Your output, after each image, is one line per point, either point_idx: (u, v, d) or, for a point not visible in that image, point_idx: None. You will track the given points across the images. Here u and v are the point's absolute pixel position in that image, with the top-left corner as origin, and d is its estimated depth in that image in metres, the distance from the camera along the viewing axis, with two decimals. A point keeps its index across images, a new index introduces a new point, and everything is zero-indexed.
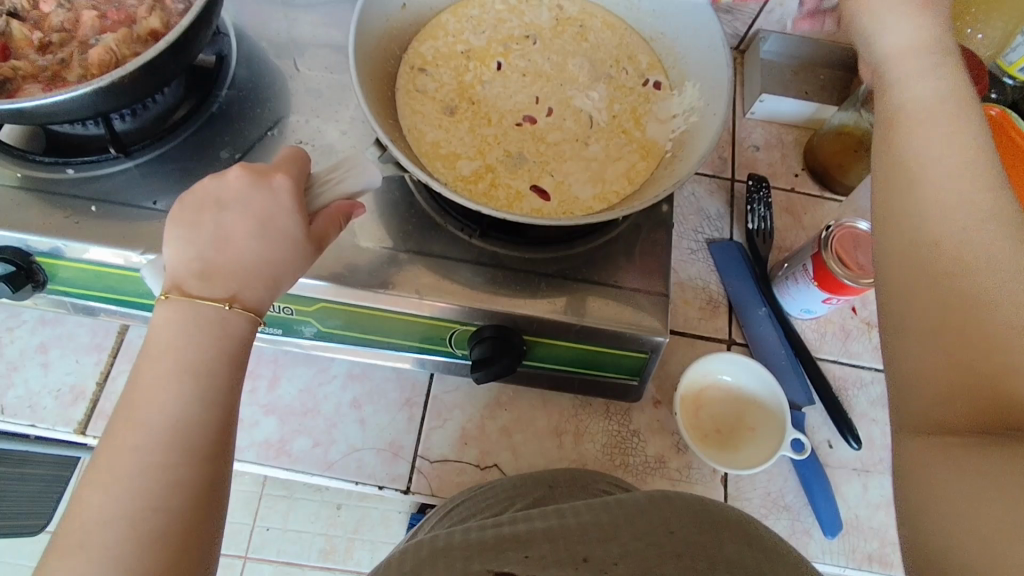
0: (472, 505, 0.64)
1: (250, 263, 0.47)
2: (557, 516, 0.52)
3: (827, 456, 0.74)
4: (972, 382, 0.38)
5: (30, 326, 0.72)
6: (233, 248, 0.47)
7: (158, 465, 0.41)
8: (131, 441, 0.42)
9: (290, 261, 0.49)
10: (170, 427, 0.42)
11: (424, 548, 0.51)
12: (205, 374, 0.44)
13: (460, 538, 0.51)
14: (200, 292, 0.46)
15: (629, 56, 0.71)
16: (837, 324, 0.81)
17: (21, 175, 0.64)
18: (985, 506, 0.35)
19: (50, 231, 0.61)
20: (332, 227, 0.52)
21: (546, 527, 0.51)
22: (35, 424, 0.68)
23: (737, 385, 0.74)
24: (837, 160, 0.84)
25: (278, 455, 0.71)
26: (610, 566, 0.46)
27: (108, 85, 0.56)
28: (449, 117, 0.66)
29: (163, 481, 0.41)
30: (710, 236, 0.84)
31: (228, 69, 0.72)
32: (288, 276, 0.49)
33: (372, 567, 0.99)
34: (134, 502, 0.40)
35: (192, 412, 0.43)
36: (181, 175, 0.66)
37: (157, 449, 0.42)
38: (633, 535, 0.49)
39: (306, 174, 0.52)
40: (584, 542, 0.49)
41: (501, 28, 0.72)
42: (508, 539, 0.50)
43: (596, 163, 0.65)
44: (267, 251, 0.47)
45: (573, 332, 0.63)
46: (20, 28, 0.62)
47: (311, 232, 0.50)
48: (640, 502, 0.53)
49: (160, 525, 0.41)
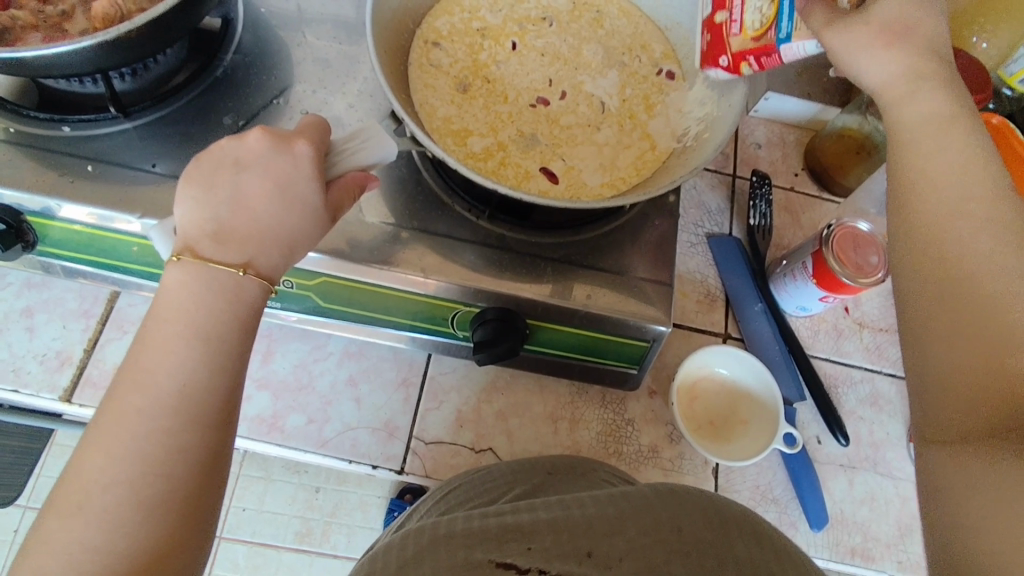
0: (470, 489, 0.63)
1: (266, 229, 0.46)
2: (562, 507, 0.52)
3: (816, 451, 0.75)
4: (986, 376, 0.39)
5: (15, 289, 0.70)
6: (248, 212, 0.45)
7: (163, 431, 0.40)
8: (136, 405, 0.40)
9: (305, 232, 0.47)
10: (177, 393, 0.41)
11: (426, 533, 0.50)
12: (214, 340, 0.43)
13: (462, 526, 0.50)
14: (213, 256, 0.45)
15: (643, 45, 0.71)
16: (830, 323, 0.82)
17: (13, 130, 0.61)
18: (996, 504, 0.36)
19: (43, 189, 0.59)
20: (346, 199, 0.51)
21: (549, 518, 0.50)
22: (18, 389, 0.66)
23: (732, 378, 0.75)
24: (837, 161, 0.86)
25: (270, 431, 0.69)
26: (614, 563, 0.47)
27: (114, 39, 0.54)
28: (461, 94, 0.65)
29: (167, 447, 0.40)
30: (709, 231, 0.85)
31: (233, 34, 0.70)
32: (303, 245, 0.48)
33: (348, 552, 0.98)
34: (137, 468, 0.39)
35: (200, 377, 0.42)
36: (182, 139, 0.64)
37: (163, 414, 0.41)
38: (639, 529, 0.49)
39: (325, 142, 0.51)
40: (588, 535, 0.48)
41: (518, 8, 0.72)
42: (512, 528, 0.49)
43: (607, 148, 0.64)
44: (283, 218, 0.46)
45: (577, 318, 0.63)
46: None
47: (327, 202, 0.49)
48: (645, 496, 0.53)
49: (163, 493, 0.39)
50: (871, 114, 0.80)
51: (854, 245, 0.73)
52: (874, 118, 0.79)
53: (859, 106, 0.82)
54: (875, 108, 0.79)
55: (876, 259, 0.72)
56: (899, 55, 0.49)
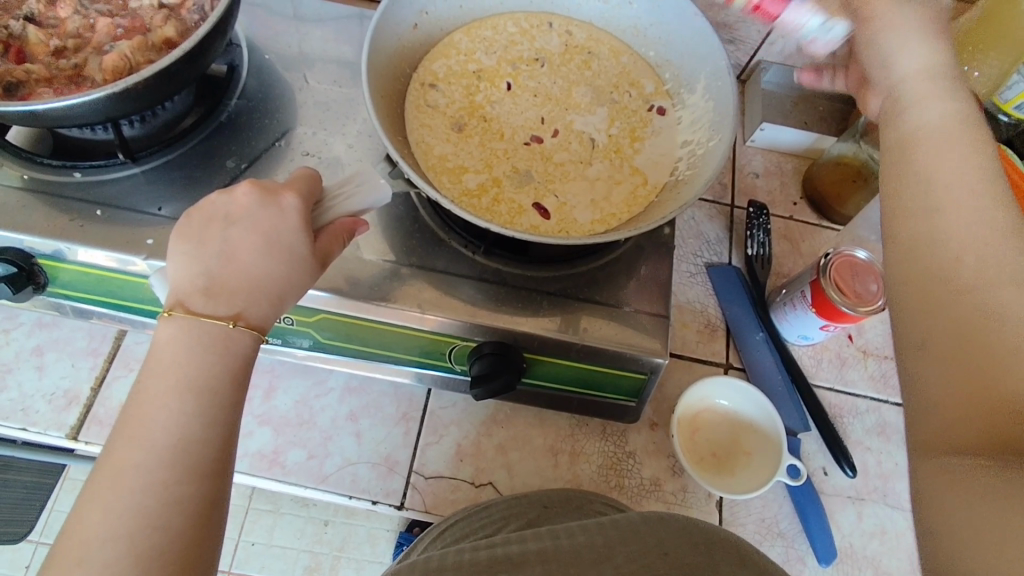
0: (468, 524, 0.63)
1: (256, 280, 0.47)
2: (551, 538, 0.52)
3: (822, 483, 0.74)
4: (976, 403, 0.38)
5: (27, 329, 0.72)
6: (239, 264, 0.47)
7: (157, 484, 0.41)
8: (130, 459, 0.41)
9: (296, 279, 0.49)
10: (170, 446, 0.42)
11: (418, 567, 0.50)
12: (209, 391, 0.44)
13: (454, 559, 0.50)
14: (205, 310, 0.46)
15: (632, 81, 0.73)
16: (833, 351, 0.81)
17: (27, 177, 0.64)
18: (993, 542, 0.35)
19: (54, 234, 0.61)
20: (336, 244, 0.53)
21: (539, 549, 0.50)
22: (26, 428, 0.67)
23: (733, 410, 0.74)
24: (834, 189, 0.86)
25: (271, 466, 0.70)
26: None
27: (121, 91, 0.57)
28: (457, 133, 0.67)
29: (161, 500, 0.41)
30: (709, 260, 0.85)
31: (238, 79, 0.73)
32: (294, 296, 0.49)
33: None
34: (131, 521, 0.40)
35: (195, 427, 0.43)
36: (187, 182, 0.66)
37: (159, 466, 0.41)
38: (626, 555, 0.49)
39: (317, 191, 0.54)
40: (577, 563, 0.48)
41: (512, 49, 0.74)
42: (502, 560, 0.49)
43: (599, 183, 0.65)
44: (273, 268, 0.48)
45: (573, 352, 0.63)
46: (36, 32, 0.62)
47: (316, 249, 0.50)
48: (635, 524, 0.53)
49: (157, 546, 0.40)
50: (866, 142, 0.81)
51: (852, 273, 0.73)
52: (869, 146, 0.81)
53: (854, 134, 0.83)
54: (869, 136, 0.80)
55: (876, 287, 0.72)
56: (889, 73, 0.48)
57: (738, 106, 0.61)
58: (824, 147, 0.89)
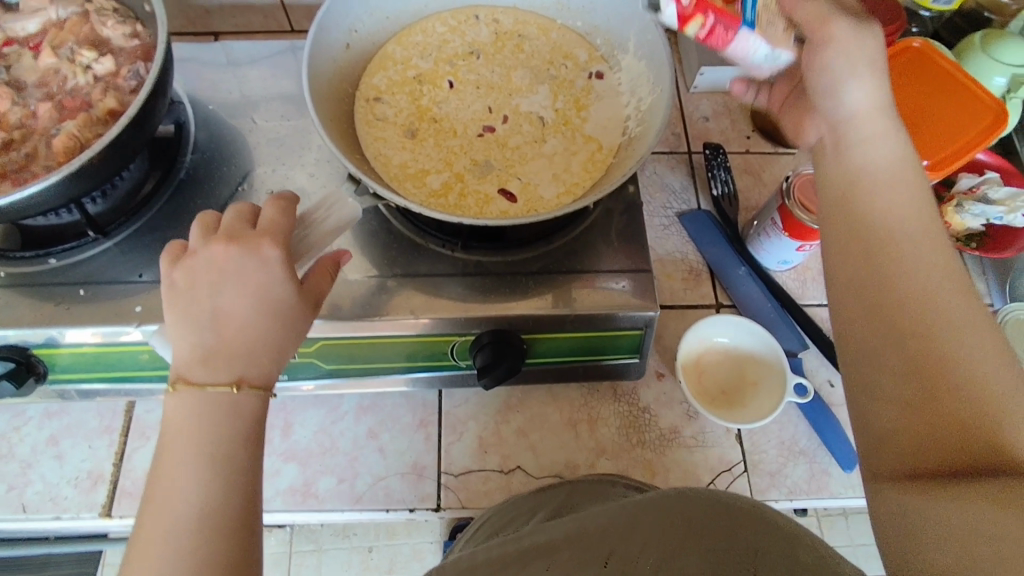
0: (497, 519, 0.65)
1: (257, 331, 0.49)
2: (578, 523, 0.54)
3: (831, 395, 0.77)
4: (934, 419, 0.40)
5: (36, 422, 0.72)
6: (230, 308, 0.48)
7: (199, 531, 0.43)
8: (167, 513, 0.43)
9: (285, 311, 0.50)
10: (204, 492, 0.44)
11: (453, 567, 0.54)
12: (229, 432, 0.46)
13: (482, 557, 0.54)
14: (205, 380, 0.47)
15: (567, 53, 0.75)
16: (815, 270, 0.84)
17: (3, 273, 0.64)
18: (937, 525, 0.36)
19: (43, 321, 0.62)
20: (323, 282, 0.55)
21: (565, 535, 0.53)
22: (60, 516, 0.68)
23: (732, 345, 0.76)
24: (783, 116, 0.88)
25: (305, 499, 0.71)
26: (634, 564, 0.47)
27: (77, 170, 0.58)
28: (411, 139, 0.68)
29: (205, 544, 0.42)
30: (679, 209, 0.87)
31: (187, 135, 0.74)
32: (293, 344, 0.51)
33: None
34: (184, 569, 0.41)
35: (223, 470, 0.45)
36: (161, 244, 0.67)
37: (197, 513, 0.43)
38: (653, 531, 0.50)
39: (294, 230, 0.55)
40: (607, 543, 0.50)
41: (445, 48, 0.75)
42: (529, 548, 0.52)
43: (557, 157, 0.67)
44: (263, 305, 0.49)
45: (569, 324, 0.65)
46: None
47: (304, 291, 0.53)
48: (658, 501, 0.54)
49: None
50: None
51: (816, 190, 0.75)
52: None
53: None
54: None
55: None
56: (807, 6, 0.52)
57: (672, 55, 0.63)
58: (764, 78, 0.92)
